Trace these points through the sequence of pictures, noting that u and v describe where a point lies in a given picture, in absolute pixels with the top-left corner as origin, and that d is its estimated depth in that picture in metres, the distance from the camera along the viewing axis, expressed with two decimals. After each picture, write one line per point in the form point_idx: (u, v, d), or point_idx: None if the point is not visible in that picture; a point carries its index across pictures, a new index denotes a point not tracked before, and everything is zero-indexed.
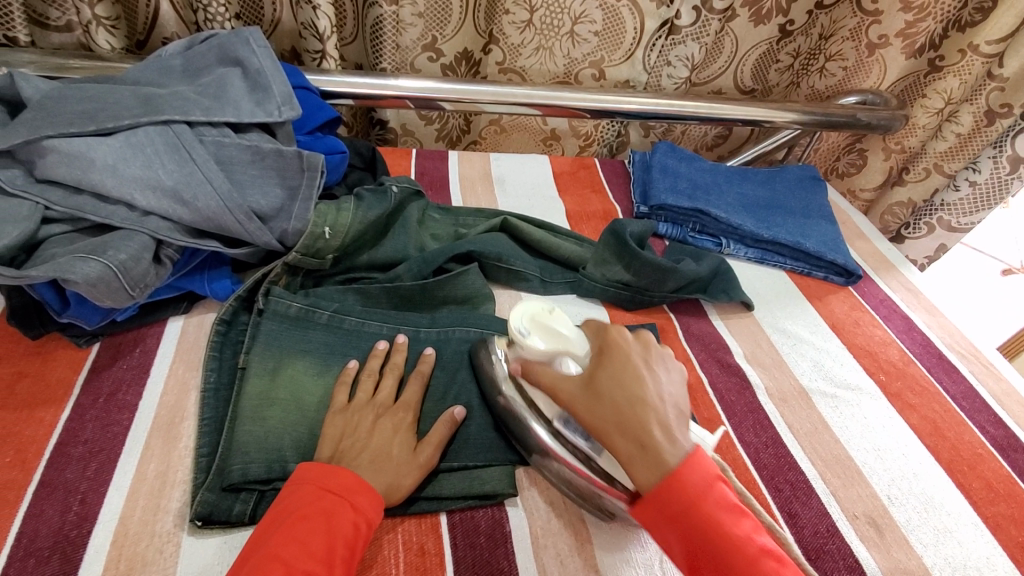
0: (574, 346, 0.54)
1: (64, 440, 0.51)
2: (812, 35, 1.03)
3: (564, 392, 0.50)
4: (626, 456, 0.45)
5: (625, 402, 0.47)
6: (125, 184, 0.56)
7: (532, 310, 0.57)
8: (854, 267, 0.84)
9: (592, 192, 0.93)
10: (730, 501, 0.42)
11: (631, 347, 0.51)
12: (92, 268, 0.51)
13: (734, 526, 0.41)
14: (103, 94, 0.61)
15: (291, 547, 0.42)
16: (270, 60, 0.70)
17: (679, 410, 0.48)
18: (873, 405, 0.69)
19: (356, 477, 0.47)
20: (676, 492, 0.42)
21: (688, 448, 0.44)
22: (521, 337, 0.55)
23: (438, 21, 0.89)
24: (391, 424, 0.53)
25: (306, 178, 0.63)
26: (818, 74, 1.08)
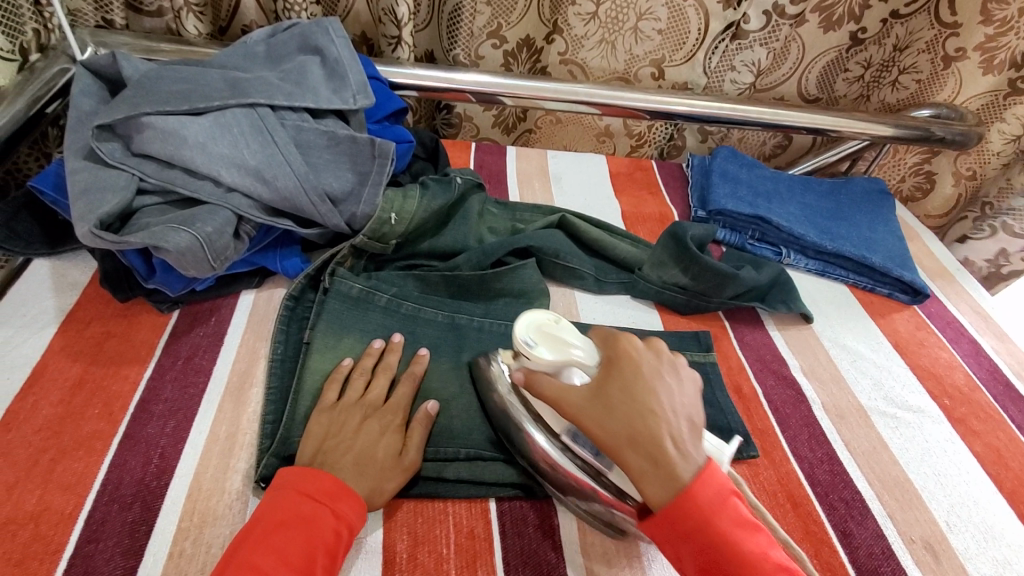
0: (580, 355, 0.51)
1: (147, 398, 0.54)
2: (885, 45, 0.97)
3: (572, 405, 0.47)
4: (637, 471, 0.44)
5: (637, 416, 0.45)
6: (213, 161, 0.60)
7: (538, 320, 0.53)
8: (922, 286, 0.80)
9: (648, 194, 0.92)
10: (736, 507, 0.43)
11: (643, 358, 0.49)
12: (183, 238, 0.54)
13: (747, 542, 0.41)
14: (195, 75, 0.64)
15: (267, 555, 0.41)
16: (348, 51, 0.73)
17: (691, 423, 0.47)
18: (935, 428, 0.66)
19: (336, 482, 0.46)
20: (686, 508, 0.42)
21: (701, 462, 0.44)
22: (528, 349, 0.51)
23: (504, 8, 0.90)
24: (378, 425, 0.52)
25: (377, 165, 0.65)
26: (890, 87, 1.02)
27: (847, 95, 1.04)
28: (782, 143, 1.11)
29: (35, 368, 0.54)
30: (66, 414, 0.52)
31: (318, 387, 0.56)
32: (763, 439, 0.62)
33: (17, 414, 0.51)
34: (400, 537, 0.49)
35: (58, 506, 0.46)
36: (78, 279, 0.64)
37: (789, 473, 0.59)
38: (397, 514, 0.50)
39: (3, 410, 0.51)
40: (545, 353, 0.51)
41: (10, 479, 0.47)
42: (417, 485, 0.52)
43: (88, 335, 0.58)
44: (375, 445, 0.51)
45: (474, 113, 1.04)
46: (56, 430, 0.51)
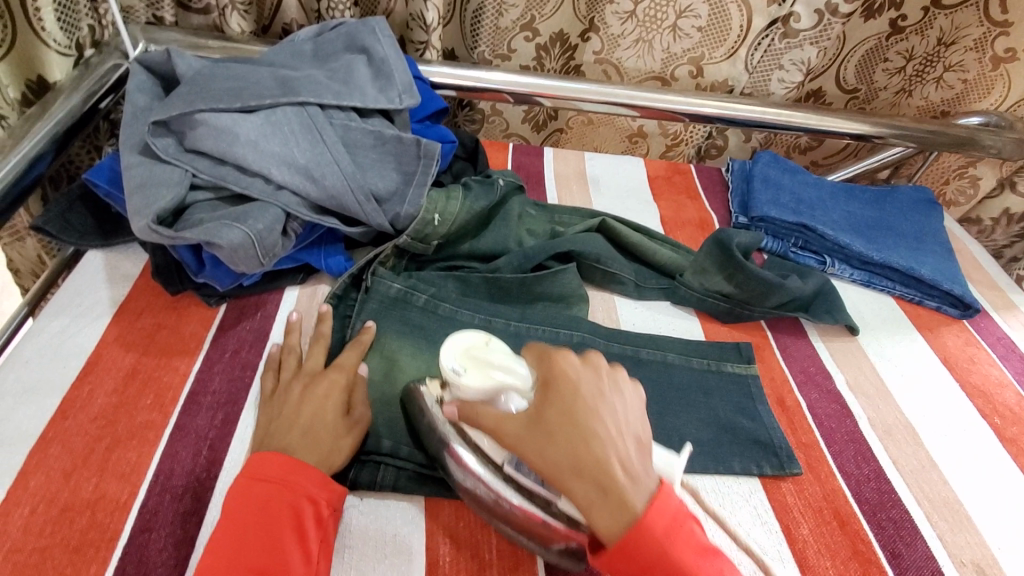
0: (515, 377, 0.48)
1: (196, 389, 0.55)
2: (928, 37, 0.93)
3: (509, 433, 0.44)
4: (586, 503, 0.41)
5: (579, 441, 0.42)
6: (264, 159, 0.60)
7: (468, 343, 0.51)
8: (972, 300, 0.78)
9: (687, 199, 0.91)
10: (690, 531, 0.41)
11: (581, 376, 0.45)
12: (235, 234, 0.55)
13: (702, 569, 0.40)
14: (246, 73, 0.65)
15: (237, 546, 0.42)
16: (394, 50, 0.73)
17: (638, 441, 0.44)
18: (986, 448, 0.64)
19: (284, 459, 0.46)
20: (639, 537, 0.39)
21: (651, 485, 0.42)
22: (456, 377, 0.48)
23: (538, 1, 0.89)
24: (323, 388, 0.52)
25: (422, 165, 0.65)
26: (933, 83, 0.98)
27: (886, 87, 1.00)
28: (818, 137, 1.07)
29: (90, 358, 0.56)
30: (119, 404, 0.53)
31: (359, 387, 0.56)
32: (807, 453, 0.60)
33: (74, 403, 0.52)
34: (442, 540, 0.49)
35: (114, 494, 0.47)
36: (130, 271, 0.65)
37: (835, 489, 0.58)
38: (439, 516, 0.50)
39: (61, 398, 0.52)
40: (475, 379, 0.48)
41: (68, 466, 0.48)
42: (458, 487, 0.52)
43: (139, 326, 0.59)
44: (324, 407, 0.51)
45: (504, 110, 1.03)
46: (110, 419, 0.52)
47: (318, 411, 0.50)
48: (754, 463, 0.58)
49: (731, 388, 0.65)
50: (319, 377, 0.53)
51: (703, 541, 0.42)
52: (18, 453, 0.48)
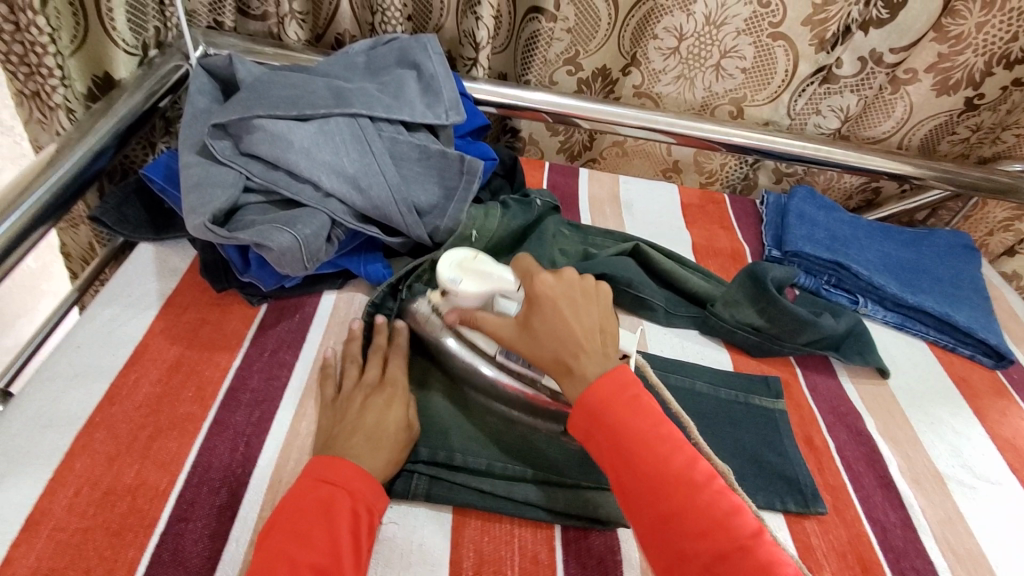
0: (504, 283, 0.57)
1: (235, 385, 0.57)
2: (999, 112, 0.93)
3: (504, 337, 0.53)
4: (560, 381, 0.51)
5: (557, 337, 0.51)
6: (314, 166, 0.63)
7: (459, 258, 0.58)
8: (1007, 351, 0.77)
9: (720, 228, 0.91)
10: (642, 398, 0.48)
11: (556, 289, 0.54)
12: (285, 239, 0.57)
13: (642, 422, 0.46)
14: (302, 82, 0.68)
15: (293, 541, 0.43)
16: (443, 68, 0.75)
17: (604, 335, 0.53)
18: (1018, 505, 0.62)
19: (353, 465, 0.48)
20: (594, 394, 0.48)
21: (610, 367, 0.50)
22: (453, 285, 0.57)
23: (585, 37, 0.91)
24: (381, 400, 0.54)
25: (464, 181, 0.67)
26: (989, 142, 0.98)
27: (948, 155, 1.00)
28: (868, 199, 1.09)
29: (138, 348, 0.58)
30: (163, 394, 0.55)
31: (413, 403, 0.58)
32: (833, 496, 0.60)
33: (120, 390, 0.55)
34: (466, 554, 0.50)
35: (154, 482, 0.49)
36: (178, 265, 0.67)
37: (860, 534, 0.57)
38: (465, 530, 0.51)
39: (108, 384, 0.55)
40: (470, 287, 0.57)
41: (112, 451, 0.50)
42: (487, 502, 0.53)
43: (185, 320, 0.62)
44: (385, 418, 0.53)
45: (540, 138, 1.05)
46: (154, 409, 0.54)
47: (377, 419, 0.52)
48: (779, 500, 0.58)
49: (759, 422, 0.64)
50: (377, 389, 0.56)
51: (658, 408, 0.48)
52: (67, 435, 0.51)
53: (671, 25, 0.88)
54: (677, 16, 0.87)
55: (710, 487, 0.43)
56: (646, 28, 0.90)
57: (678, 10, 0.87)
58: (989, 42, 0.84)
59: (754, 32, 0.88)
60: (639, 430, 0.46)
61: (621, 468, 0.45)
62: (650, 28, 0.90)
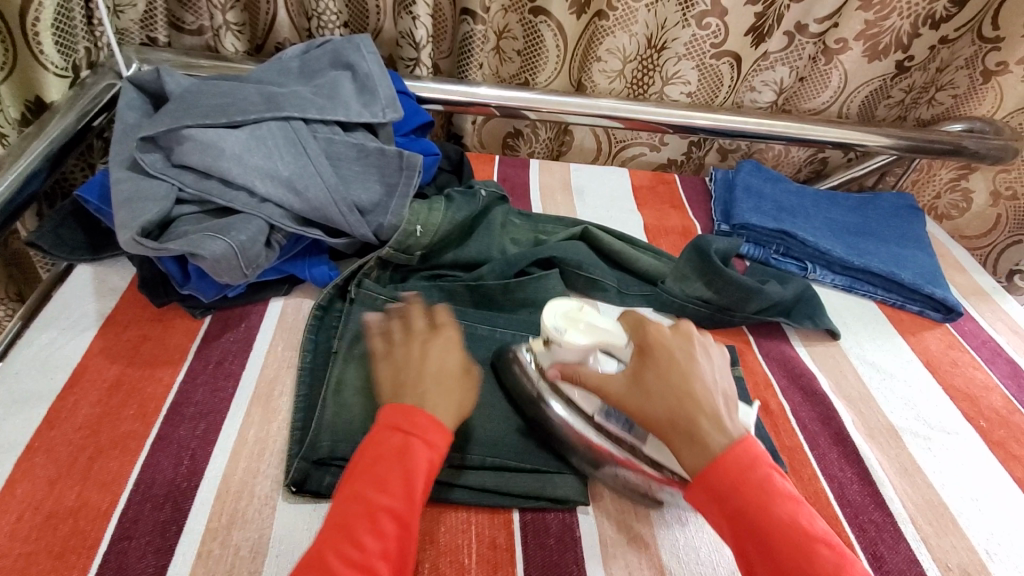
0: (613, 338, 0.53)
1: (179, 400, 0.56)
2: (930, 70, 0.95)
3: (612, 392, 0.50)
4: (675, 444, 0.47)
5: (675, 396, 0.49)
6: (247, 172, 0.62)
7: (565, 308, 0.55)
8: (954, 304, 0.79)
9: (671, 207, 0.92)
10: (769, 475, 0.45)
11: (672, 341, 0.53)
12: (218, 246, 0.56)
13: (778, 507, 0.43)
14: (232, 89, 0.67)
15: (371, 486, 0.44)
16: (378, 66, 0.75)
17: (725, 400, 0.51)
18: (971, 452, 0.64)
19: (427, 416, 0.47)
20: (718, 472, 0.45)
21: (734, 434, 0.47)
22: (559, 337, 0.53)
23: (532, 67, 0.96)
24: (440, 348, 0.53)
25: (405, 177, 0.67)
26: (926, 104, 1.01)
27: (886, 119, 1.03)
28: (816, 169, 1.10)
29: (76, 370, 0.57)
30: (103, 414, 0.54)
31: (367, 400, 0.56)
32: (791, 457, 0.61)
33: (59, 413, 0.53)
34: (423, 546, 0.49)
35: (96, 502, 0.48)
36: (118, 284, 0.66)
37: (817, 491, 0.58)
38: (421, 523, 0.51)
39: (46, 409, 0.53)
40: (577, 339, 0.53)
41: (53, 474, 0.49)
42: (443, 492, 0.52)
43: (125, 338, 0.60)
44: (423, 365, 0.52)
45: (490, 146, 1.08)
46: (94, 429, 0.52)
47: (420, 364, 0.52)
48: None
49: None
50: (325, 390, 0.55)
51: (788, 489, 0.45)
52: (3, 462, 0.49)
53: (614, 46, 0.91)
54: (620, 37, 0.89)
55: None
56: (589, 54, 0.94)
57: (619, 32, 0.89)
58: (913, 4, 0.86)
59: (696, 56, 0.92)
60: (774, 516, 0.43)
61: (752, 551, 0.43)
62: (593, 51, 0.92)
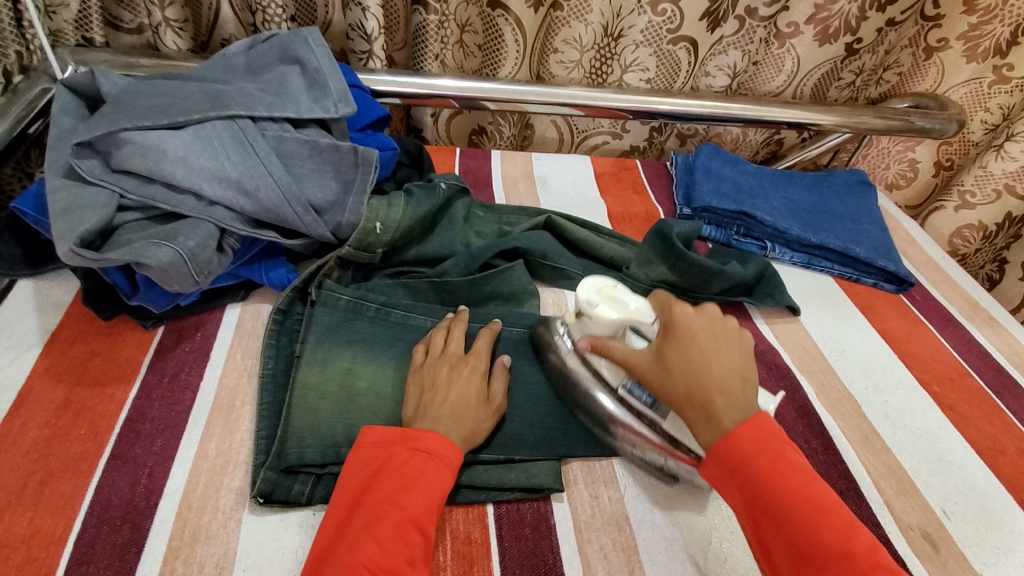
0: (641, 315, 0.54)
1: (134, 417, 0.53)
2: (878, 52, 0.98)
3: (635, 364, 0.51)
4: (691, 419, 0.47)
5: (694, 374, 0.48)
6: (193, 175, 0.59)
7: (598, 283, 0.56)
8: (906, 275, 0.82)
9: (634, 193, 0.93)
10: (784, 449, 0.45)
11: (696, 323, 0.51)
12: (165, 253, 0.54)
13: (793, 484, 0.43)
14: (174, 89, 0.64)
15: (393, 504, 0.44)
16: (328, 60, 0.72)
17: (745, 377, 0.49)
18: (927, 416, 0.66)
19: (445, 439, 0.49)
20: (733, 445, 0.44)
21: (750, 411, 0.47)
22: (589, 309, 0.54)
23: (491, 62, 0.96)
24: (466, 372, 0.55)
25: (361, 173, 0.65)
26: (874, 84, 1.04)
27: (839, 100, 1.04)
28: (772, 151, 1.12)
29: (20, 391, 0.54)
30: (52, 436, 0.51)
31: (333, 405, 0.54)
32: None
33: (2, 439, 0.50)
34: None
35: (48, 529, 0.45)
36: (61, 298, 0.63)
37: None
38: None
39: None
40: (607, 313, 0.54)
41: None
42: None
43: (72, 355, 0.57)
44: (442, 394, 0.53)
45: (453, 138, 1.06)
46: (43, 452, 0.50)
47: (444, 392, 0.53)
48: None
49: None
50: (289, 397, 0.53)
51: (804, 464, 0.45)
52: None
53: (570, 36, 0.90)
54: (575, 27, 0.89)
55: (867, 553, 0.40)
56: (546, 44, 0.93)
57: (574, 21, 0.88)
58: None
59: (654, 43, 0.93)
60: (786, 489, 0.43)
61: (767, 528, 0.43)
62: (550, 42, 0.92)
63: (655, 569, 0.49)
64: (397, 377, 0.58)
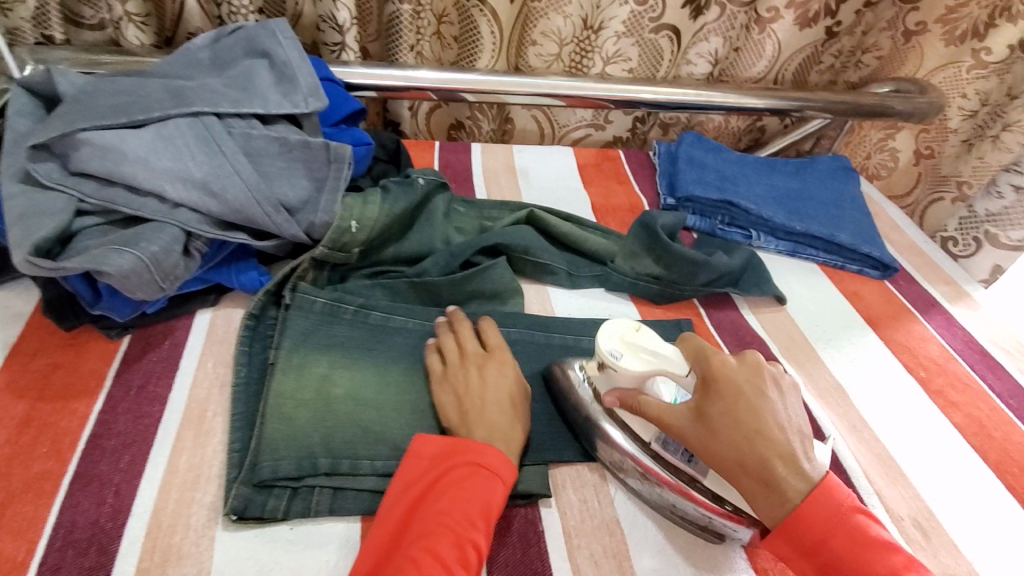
0: (671, 364, 0.50)
1: (99, 432, 0.51)
2: (855, 34, 0.98)
3: (673, 424, 0.48)
4: (747, 489, 0.46)
5: (745, 438, 0.46)
6: (155, 176, 0.57)
7: (619, 330, 0.52)
8: (890, 260, 0.81)
9: (617, 183, 0.91)
10: (859, 522, 0.44)
11: (739, 373, 0.49)
12: (126, 259, 0.51)
13: (875, 559, 0.42)
14: (133, 86, 0.61)
15: (454, 515, 0.44)
16: (297, 52, 0.70)
17: (803, 435, 0.48)
18: (914, 403, 0.66)
19: (500, 456, 0.48)
20: (803, 525, 0.44)
21: (814, 479, 0.45)
22: (614, 360, 0.50)
23: (469, 55, 0.92)
24: (495, 371, 0.55)
25: (334, 169, 0.63)
26: (853, 66, 1.04)
27: (819, 85, 1.04)
28: (754, 138, 1.11)
29: None
30: (11, 455, 0.48)
31: (310, 414, 0.52)
32: None
33: None
34: None
35: (8, 555, 0.43)
36: (21, 309, 0.60)
37: None
38: None
39: None
40: (633, 364, 0.50)
41: None
42: None
43: (32, 369, 0.55)
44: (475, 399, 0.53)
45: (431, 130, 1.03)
46: (2, 473, 0.47)
47: (482, 395, 0.53)
48: None
49: None
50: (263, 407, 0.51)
51: (887, 538, 0.43)
52: None
53: (549, 29, 0.89)
54: (554, 19, 0.87)
55: None
56: (524, 36, 0.91)
57: (553, 14, 0.87)
58: None
59: (635, 33, 0.91)
60: (862, 564, 0.42)
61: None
62: (528, 35, 0.90)
63: (645, 569, 0.49)
64: (377, 381, 0.56)
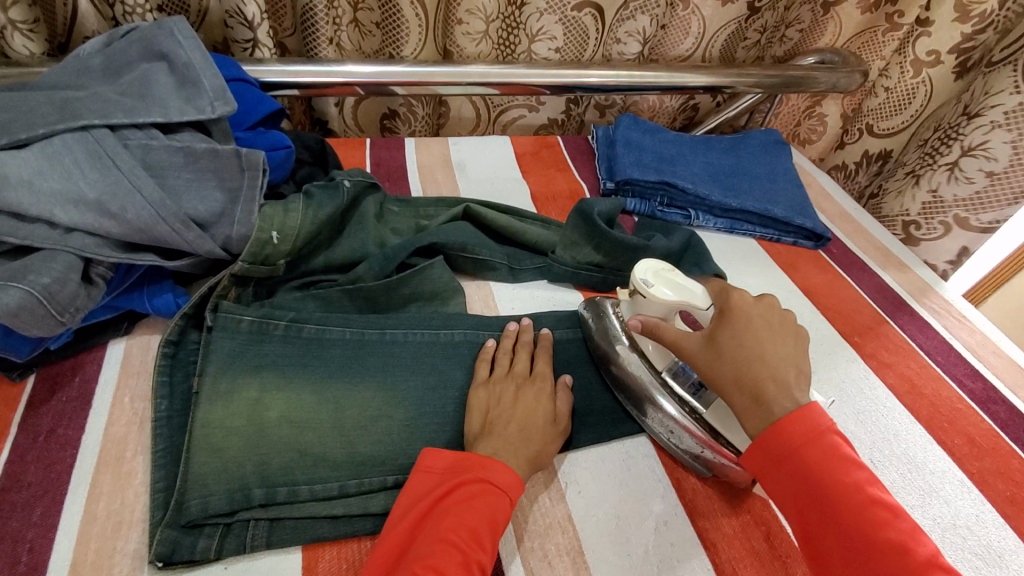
0: (696, 300, 0.55)
1: (5, 486, 0.46)
2: (777, 9, 0.97)
3: (687, 347, 0.52)
4: (739, 404, 0.48)
5: (748, 359, 0.48)
6: (43, 199, 0.51)
7: (656, 266, 0.58)
8: (822, 231, 0.84)
9: (557, 170, 0.90)
10: (834, 441, 0.43)
11: (753, 310, 0.52)
12: (12, 296, 0.46)
13: (843, 473, 0.42)
14: (14, 101, 0.55)
15: (459, 531, 0.42)
16: (200, 52, 0.64)
17: (800, 373, 0.48)
18: (851, 368, 0.68)
19: (515, 475, 0.47)
20: (774, 437, 0.44)
21: (801, 401, 0.46)
22: (646, 287, 0.57)
23: (394, 40, 0.88)
24: (532, 394, 0.55)
25: (247, 178, 0.58)
26: (778, 42, 1.05)
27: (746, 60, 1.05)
28: (689, 117, 1.13)
29: None
30: None
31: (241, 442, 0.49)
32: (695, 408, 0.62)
33: None
34: None
35: None
36: None
37: None
38: (319, 566, 0.46)
39: None
40: (662, 294, 0.56)
41: None
42: (341, 528, 0.48)
43: None
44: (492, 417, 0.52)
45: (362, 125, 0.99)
46: None
47: (529, 413, 0.53)
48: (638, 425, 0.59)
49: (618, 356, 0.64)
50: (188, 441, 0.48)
51: (858, 458, 0.43)
52: None
53: (472, 5, 0.85)
54: None
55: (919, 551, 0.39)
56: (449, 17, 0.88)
57: None
58: None
59: (557, 10, 0.88)
60: (831, 481, 0.42)
61: (812, 516, 0.42)
62: (453, 14, 0.87)
63: (600, 563, 0.48)
64: (314, 400, 0.53)
